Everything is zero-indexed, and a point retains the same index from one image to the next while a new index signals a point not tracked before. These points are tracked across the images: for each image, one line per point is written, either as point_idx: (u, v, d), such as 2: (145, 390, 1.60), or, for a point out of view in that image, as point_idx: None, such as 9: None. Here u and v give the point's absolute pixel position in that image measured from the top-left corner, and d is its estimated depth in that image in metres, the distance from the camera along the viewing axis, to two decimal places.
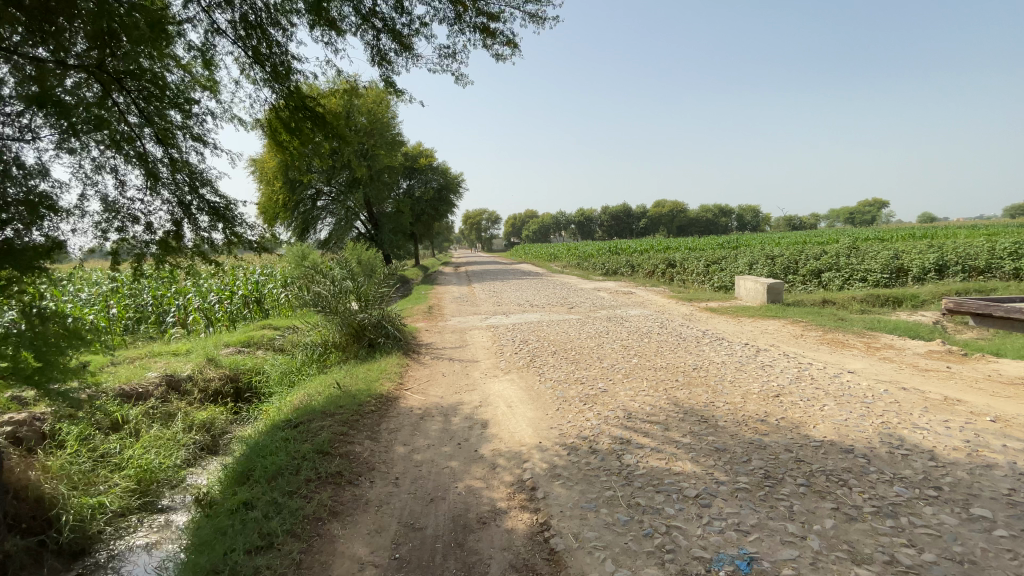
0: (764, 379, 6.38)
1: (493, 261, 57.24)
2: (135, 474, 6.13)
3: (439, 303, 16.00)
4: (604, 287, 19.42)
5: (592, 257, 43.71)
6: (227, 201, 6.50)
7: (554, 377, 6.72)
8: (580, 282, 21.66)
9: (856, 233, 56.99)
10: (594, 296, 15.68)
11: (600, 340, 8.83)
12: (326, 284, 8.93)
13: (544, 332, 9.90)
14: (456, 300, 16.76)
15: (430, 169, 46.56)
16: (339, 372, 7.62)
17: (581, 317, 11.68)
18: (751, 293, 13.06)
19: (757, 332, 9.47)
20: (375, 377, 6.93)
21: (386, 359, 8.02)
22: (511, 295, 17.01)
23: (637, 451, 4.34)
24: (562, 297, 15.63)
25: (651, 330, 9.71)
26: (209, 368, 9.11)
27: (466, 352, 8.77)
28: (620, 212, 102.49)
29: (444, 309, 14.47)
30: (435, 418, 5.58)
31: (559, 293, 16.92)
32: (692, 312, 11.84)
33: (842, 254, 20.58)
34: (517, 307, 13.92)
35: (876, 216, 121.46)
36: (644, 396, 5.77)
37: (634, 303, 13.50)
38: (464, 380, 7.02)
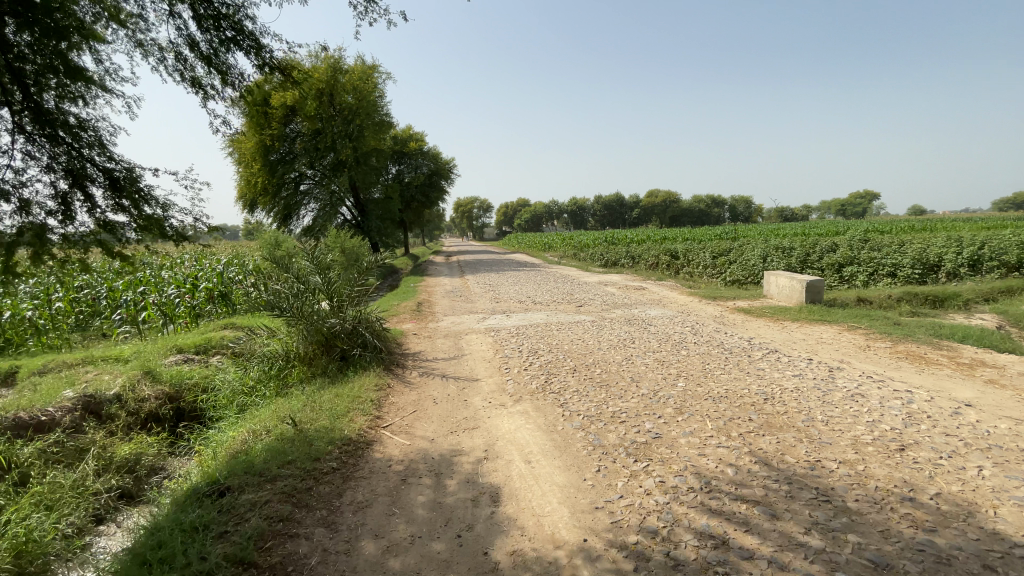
0: (865, 418, 4.77)
1: (485, 252, 55.35)
2: (13, 546, 4.29)
3: (430, 298, 14.22)
4: (610, 281, 17.79)
5: (588, 247, 42.09)
6: (134, 169, 4.69)
7: (584, 410, 5.05)
8: (582, 275, 19.98)
9: (854, 224, 55.91)
10: (602, 292, 14.05)
11: (627, 351, 7.20)
12: (288, 282, 7.21)
13: (555, 339, 8.22)
14: (448, 295, 15.03)
15: (420, 153, 44.38)
16: (300, 397, 5.90)
17: (595, 318, 10.02)
18: (784, 291, 11.48)
19: (812, 341, 7.89)
20: (344, 411, 5.19)
21: (361, 379, 6.26)
22: (509, 290, 15.30)
23: (747, 571, 2.71)
24: (567, 293, 13.96)
25: (685, 337, 8.11)
26: (144, 383, 7.32)
27: (463, 367, 7.05)
28: (613, 202, 101.06)
29: (434, 307, 12.69)
30: (424, 483, 3.89)
31: (563, 288, 15.28)
32: (722, 313, 10.25)
33: (861, 246, 19.11)
34: (518, 305, 12.22)
35: (867, 209, 121.21)
36: (717, 449, 4.12)
37: (652, 301, 11.86)
38: (464, 412, 5.32)
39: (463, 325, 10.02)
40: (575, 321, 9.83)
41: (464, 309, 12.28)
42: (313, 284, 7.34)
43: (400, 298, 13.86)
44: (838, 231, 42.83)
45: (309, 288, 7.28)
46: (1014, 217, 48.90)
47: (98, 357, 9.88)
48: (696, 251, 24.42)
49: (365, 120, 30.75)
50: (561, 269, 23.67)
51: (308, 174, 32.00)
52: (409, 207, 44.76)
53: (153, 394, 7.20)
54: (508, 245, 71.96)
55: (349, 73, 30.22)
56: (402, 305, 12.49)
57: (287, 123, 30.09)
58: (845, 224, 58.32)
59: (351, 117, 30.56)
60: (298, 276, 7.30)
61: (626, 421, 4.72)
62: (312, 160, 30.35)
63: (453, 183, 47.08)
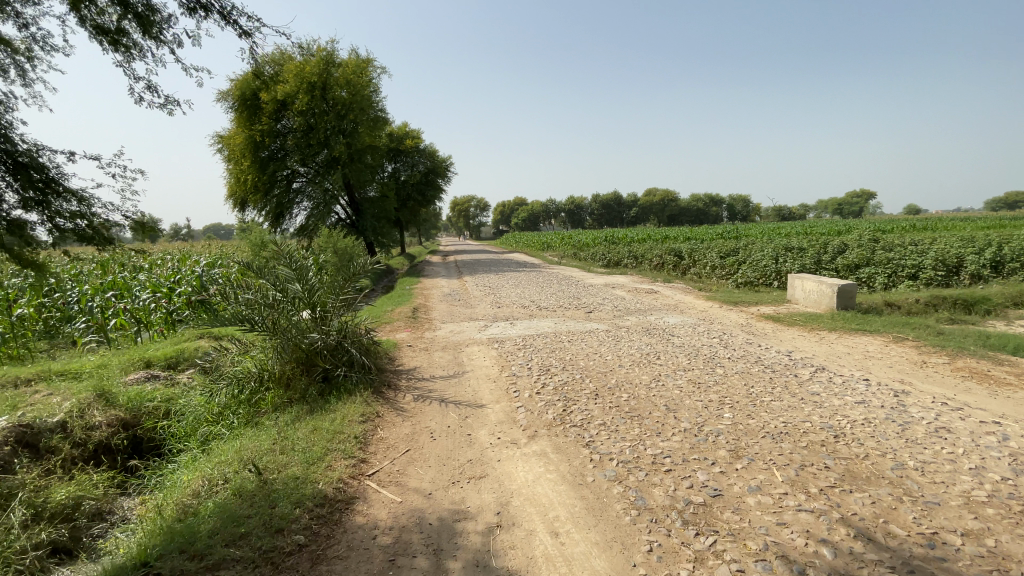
0: (965, 464, 3.86)
1: (482, 251, 54.34)
2: None
3: (427, 303, 13.22)
4: (617, 283, 16.84)
5: (588, 247, 41.19)
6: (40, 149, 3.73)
7: (617, 452, 4.11)
8: (587, 277, 19.03)
9: (854, 223, 55.20)
10: (611, 296, 13.10)
11: (653, 370, 6.26)
12: (263, 289, 6.18)
13: (568, 352, 7.28)
14: (447, 299, 14.08)
15: (416, 150, 43.33)
16: (272, 432, 4.92)
17: (609, 327, 9.08)
18: (812, 296, 10.56)
19: (859, 357, 6.98)
20: (321, 454, 4.22)
21: (345, 407, 5.29)
22: (511, 293, 14.35)
23: None
24: (574, 297, 13.01)
25: (714, 352, 7.18)
26: (94, 410, 6.32)
27: (465, 388, 6.09)
28: (610, 200, 99.97)
29: (431, 312, 11.71)
30: (420, 566, 2.94)
31: (568, 291, 14.35)
32: (747, 321, 9.33)
33: (878, 246, 18.24)
34: (522, 311, 11.27)
35: (864, 207, 120.88)
36: (799, 516, 3.19)
37: (668, 307, 10.93)
38: (468, 452, 4.36)
39: (463, 335, 9.05)
40: (588, 330, 8.89)
41: (463, 315, 11.30)
42: (288, 292, 6.27)
43: (395, 303, 12.86)
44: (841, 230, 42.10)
45: (284, 296, 6.22)
46: (1016, 216, 48.35)
47: (56, 371, 8.85)
48: (703, 251, 23.52)
49: (359, 115, 29.64)
50: (563, 270, 22.72)
51: (301, 172, 30.90)
52: (405, 206, 43.72)
53: (104, 422, 6.20)
54: (506, 244, 71.03)
55: (342, 66, 29.15)
56: (397, 311, 11.53)
57: (278, 118, 28.97)
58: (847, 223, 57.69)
59: (344, 112, 29.46)
60: (273, 282, 6.29)
61: (672, 469, 3.78)
62: (304, 156, 29.25)
63: (450, 182, 46.05)
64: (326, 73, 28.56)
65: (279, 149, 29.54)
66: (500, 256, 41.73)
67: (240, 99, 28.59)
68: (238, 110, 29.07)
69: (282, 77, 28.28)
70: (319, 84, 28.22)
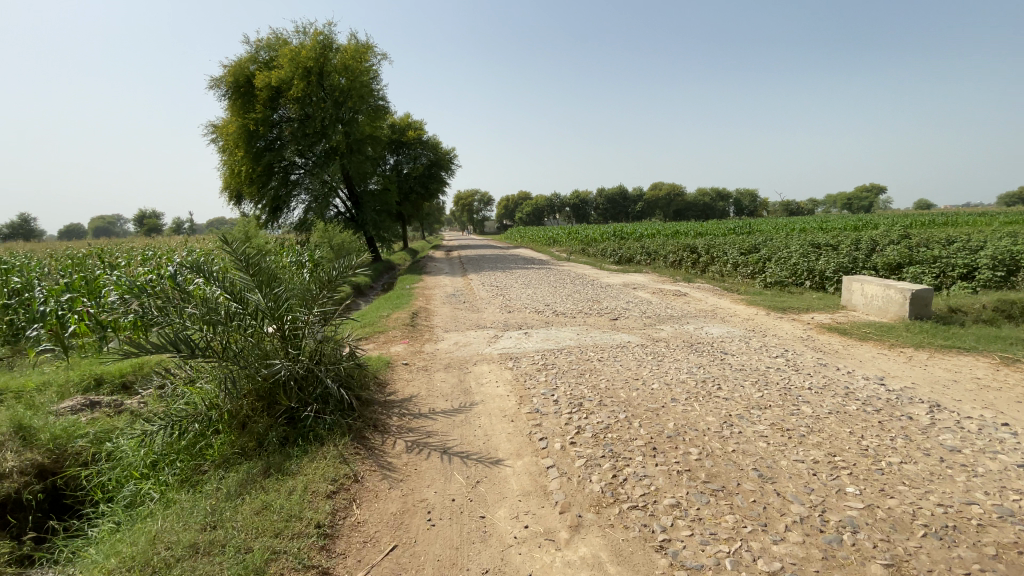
0: None
1: (486, 245, 52.81)
2: None
3: (427, 305, 11.77)
4: (636, 282, 15.33)
5: (596, 242, 39.65)
6: None
7: (712, 568, 2.69)
8: (601, 274, 17.53)
9: (868, 219, 53.26)
10: (635, 298, 11.61)
11: (719, 406, 4.82)
12: (217, 297, 4.68)
13: (601, 375, 5.84)
14: (450, 300, 12.64)
15: (418, 142, 41.81)
16: (205, 508, 3.46)
17: (643, 339, 7.64)
18: (875, 303, 9.07)
19: (970, 388, 5.52)
20: (261, 566, 2.78)
21: (310, 468, 3.86)
22: (521, 294, 12.90)
23: None
24: (593, 299, 11.52)
25: (786, 377, 5.73)
26: (7, 451, 4.71)
27: (473, 429, 4.67)
28: (616, 193, 97.83)
29: (432, 317, 10.27)
30: None
31: (585, 292, 12.87)
32: (806, 333, 7.85)
33: (921, 242, 16.66)
34: (537, 316, 9.82)
35: (873, 202, 118.59)
36: None
37: (705, 313, 9.45)
38: (487, 556, 2.92)
39: (469, 347, 7.63)
40: (618, 343, 7.45)
41: (469, 320, 9.86)
42: (246, 302, 4.77)
43: (391, 307, 11.42)
44: (859, 226, 40.35)
45: (242, 308, 4.73)
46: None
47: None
48: (723, 248, 21.96)
49: (358, 102, 28.14)
50: (574, 267, 21.21)
51: (298, 162, 29.40)
52: (407, 199, 42.20)
53: (17, 469, 4.60)
54: (510, 239, 69.45)
55: (341, 51, 27.65)
56: (393, 315, 10.10)
57: (274, 106, 27.35)
58: (861, 218, 56.04)
59: (342, 100, 27.91)
60: (227, 290, 4.78)
61: None
62: (300, 145, 27.72)
63: (454, 175, 44.47)
64: (323, 58, 27.03)
65: (275, 138, 27.98)
66: (505, 251, 40.18)
67: (233, 85, 27.09)
68: (231, 97, 27.56)
69: (278, 62, 26.83)
70: (316, 69, 26.68)
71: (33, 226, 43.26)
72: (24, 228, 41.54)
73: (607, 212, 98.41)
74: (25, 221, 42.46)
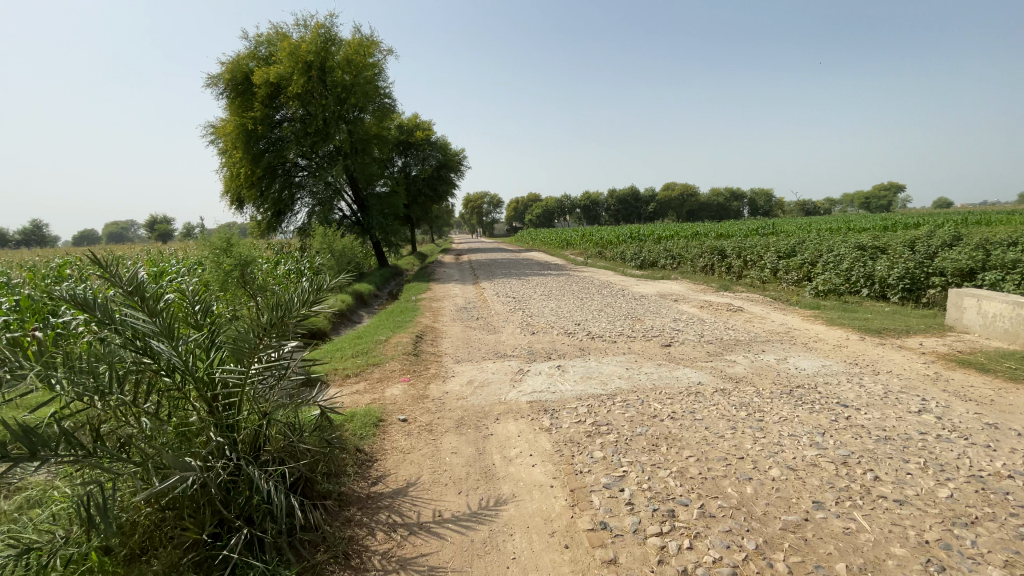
0: None
1: (497, 248, 51.18)
2: None
3: (435, 322, 10.02)
4: (672, 292, 13.38)
5: (613, 244, 37.57)
6: None
7: None
8: (629, 282, 15.60)
9: (895, 217, 50.16)
10: (681, 314, 9.71)
11: (899, 527, 3.02)
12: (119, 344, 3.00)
13: (685, 446, 4.05)
14: (462, 316, 10.90)
15: (427, 143, 40.23)
16: None
17: (717, 379, 5.82)
18: (997, 327, 7.20)
19: None
20: None
21: None
22: (545, 307, 11.09)
23: None
24: (631, 315, 9.66)
25: (960, 456, 3.90)
26: None
27: (505, 561, 2.88)
28: (626, 194, 95.42)
29: (440, 338, 8.50)
30: None
31: (618, 305, 11.04)
32: (932, 371, 5.95)
33: (998, 241, 14.30)
34: (568, 339, 8.01)
35: (892, 200, 114.83)
36: None
37: (780, 339, 7.57)
38: None
39: (487, 386, 5.85)
40: (686, 384, 5.62)
41: (485, 345, 8.08)
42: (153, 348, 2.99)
43: (393, 326, 9.69)
44: (894, 226, 37.64)
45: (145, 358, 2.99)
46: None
47: None
48: (760, 250, 19.83)
49: (362, 100, 26.49)
50: (596, 274, 19.32)
51: (301, 164, 27.84)
52: (416, 202, 40.57)
53: None
54: (523, 242, 67.46)
55: (344, 46, 26.05)
56: (394, 337, 8.35)
57: (274, 105, 25.76)
58: (890, 217, 53.11)
59: (345, 96, 26.26)
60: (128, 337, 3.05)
61: None
62: (302, 145, 26.12)
63: (463, 176, 42.75)
64: (325, 53, 25.43)
65: (276, 138, 26.40)
66: (516, 255, 38.34)
67: (232, 82, 25.56)
68: (229, 95, 26.04)
69: (277, 58, 25.27)
70: (317, 64, 25.08)
71: (45, 232, 42.35)
72: (35, 234, 40.49)
73: (619, 213, 96.19)
74: (36, 227, 41.50)
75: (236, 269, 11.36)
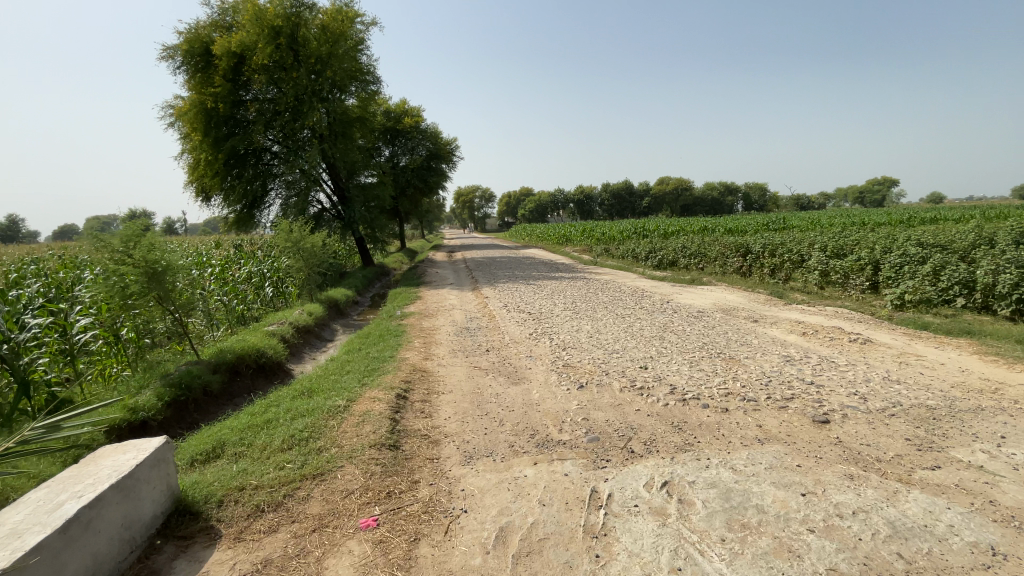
0: None
1: (490, 244, 47.99)
2: None
3: (428, 358, 6.89)
4: (733, 305, 10.32)
5: (620, 240, 34.48)
6: None
7: None
8: (668, 290, 12.50)
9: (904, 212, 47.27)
10: (787, 348, 6.65)
11: None
12: None
13: None
14: (465, 343, 7.77)
15: (416, 129, 36.73)
16: None
17: (1019, 542, 2.84)
18: None
19: None
20: None
21: None
22: (581, 330, 8.02)
23: None
24: (714, 351, 6.61)
25: None
26: None
27: None
28: (621, 188, 92.18)
29: (439, 396, 5.38)
30: None
31: (681, 329, 7.97)
32: None
33: None
34: (645, 404, 4.95)
35: (889, 195, 112.78)
36: None
37: (1003, 414, 4.56)
38: None
39: (543, 554, 2.79)
40: (980, 567, 2.62)
41: (512, 409, 5.00)
42: None
43: (366, 365, 6.56)
44: (915, 222, 34.89)
45: None
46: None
47: None
48: (808, 250, 16.77)
49: (339, 74, 22.82)
50: (618, 277, 16.20)
51: (273, 149, 24.28)
52: (404, 194, 37.18)
53: None
54: (517, 238, 64.29)
55: (319, 12, 22.44)
56: (365, 393, 5.20)
57: (239, 81, 22.08)
58: (901, 211, 50.38)
59: (320, 69, 22.63)
60: None
61: None
62: (272, 127, 22.51)
63: (455, 167, 39.38)
64: (296, 19, 21.76)
65: (243, 119, 22.78)
66: (513, 252, 35.03)
67: (188, 54, 21.76)
68: (186, 70, 22.29)
69: (240, 24, 21.58)
70: (287, 31, 21.41)
71: (19, 225, 38.22)
72: (6, 227, 36.65)
73: (613, 208, 93.17)
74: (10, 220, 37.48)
75: (150, 278, 8.07)
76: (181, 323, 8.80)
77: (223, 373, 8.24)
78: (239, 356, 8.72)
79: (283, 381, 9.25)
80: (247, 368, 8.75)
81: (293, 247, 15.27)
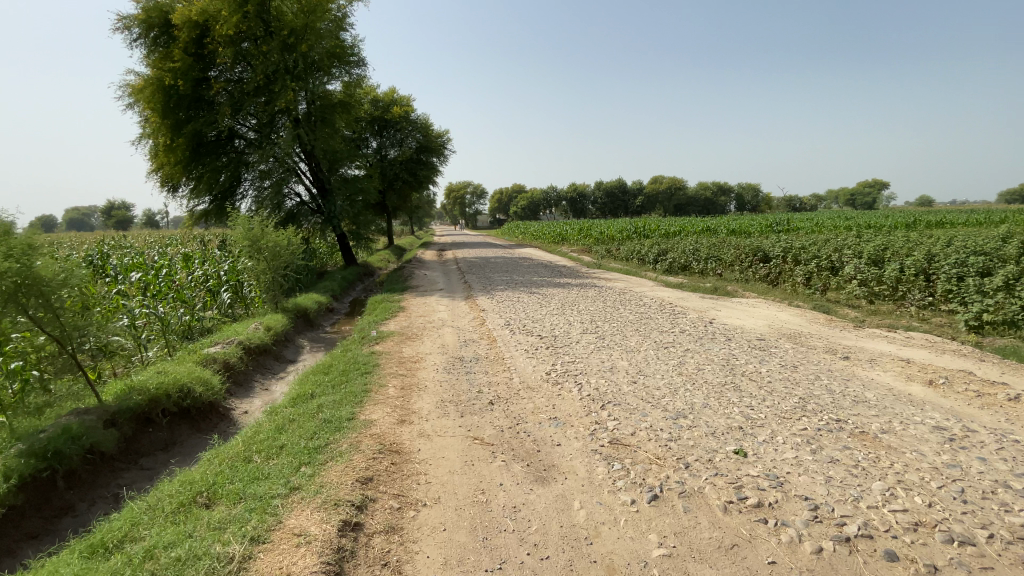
0: None
1: (482, 243, 45.76)
2: None
3: (405, 420, 4.66)
4: (793, 328, 8.24)
5: (621, 241, 32.44)
6: None
7: None
8: (701, 306, 10.42)
9: (905, 215, 45.60)
10: (930, 418, 4.56)
11: None
12: None
13: None
14: (458, 390, 5.55)
15: (406, 120, 34.32)
16: None
17: None
18: None
19: None
20: None
21: None
22: (617, 371, 5.85)
23: None
24: (825, 419, 4.50)
25: None
26: None
27: None
28: (615, 187, 90.36)
29: (416, 515, 3.18)
30: None
31: (754, 370, 5.83)
32: None
33: None
34: (779, 549, 2.81)
35: (880, 198, 112.35)
36: None
37: None
38: None
39: None
40: None
41: (543, 554, 2.82)
42: None
43: (309, 437, 4.33)
44: (926, 225, 33.18)
45: None
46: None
47: None
48: (845, 256, 14.79)
49: (315, 47, 20.25)
50: (632, 284, 14.18)
51: (245, 135, 21.76)
52: (392, 187, 34.74)
53: None
54: (508, 236, 62.01)
55: None
56: (287, 520, 3.00)
57: (203, 55, 19.51)
58: (902, 215, 48.70)
59: (294, 44, 20.12)
60: None
61: None
62: (241, 109, 20.01)
63: (446, 160, 36.97)
64: None
65: (208, 100, 20.27)
66: (506, 252, 32.68)
67: (145, 25, 19.19)
68: (143, 43, 19.70)
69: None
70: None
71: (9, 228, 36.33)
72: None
73: (607, 206, 91.23)
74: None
75: (8, 298, 5.27)
76: (91, 348, 6.15)
77: (122, 427, 6.02)
78: (152, 399, 6.47)
79: (216, 427, 6.96)
80: (163, 416, 6.50)
81: (251, 247, 12.88)
